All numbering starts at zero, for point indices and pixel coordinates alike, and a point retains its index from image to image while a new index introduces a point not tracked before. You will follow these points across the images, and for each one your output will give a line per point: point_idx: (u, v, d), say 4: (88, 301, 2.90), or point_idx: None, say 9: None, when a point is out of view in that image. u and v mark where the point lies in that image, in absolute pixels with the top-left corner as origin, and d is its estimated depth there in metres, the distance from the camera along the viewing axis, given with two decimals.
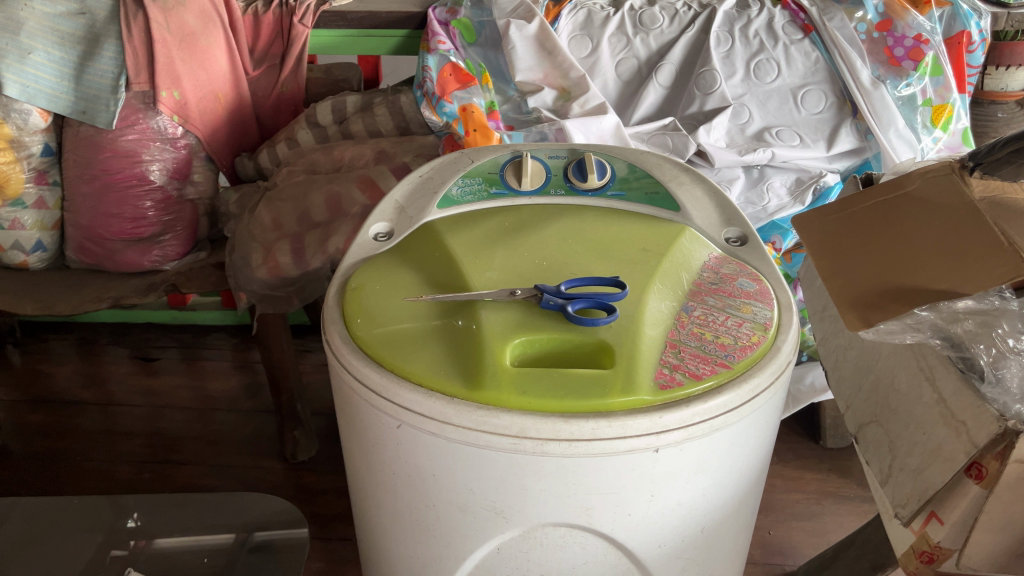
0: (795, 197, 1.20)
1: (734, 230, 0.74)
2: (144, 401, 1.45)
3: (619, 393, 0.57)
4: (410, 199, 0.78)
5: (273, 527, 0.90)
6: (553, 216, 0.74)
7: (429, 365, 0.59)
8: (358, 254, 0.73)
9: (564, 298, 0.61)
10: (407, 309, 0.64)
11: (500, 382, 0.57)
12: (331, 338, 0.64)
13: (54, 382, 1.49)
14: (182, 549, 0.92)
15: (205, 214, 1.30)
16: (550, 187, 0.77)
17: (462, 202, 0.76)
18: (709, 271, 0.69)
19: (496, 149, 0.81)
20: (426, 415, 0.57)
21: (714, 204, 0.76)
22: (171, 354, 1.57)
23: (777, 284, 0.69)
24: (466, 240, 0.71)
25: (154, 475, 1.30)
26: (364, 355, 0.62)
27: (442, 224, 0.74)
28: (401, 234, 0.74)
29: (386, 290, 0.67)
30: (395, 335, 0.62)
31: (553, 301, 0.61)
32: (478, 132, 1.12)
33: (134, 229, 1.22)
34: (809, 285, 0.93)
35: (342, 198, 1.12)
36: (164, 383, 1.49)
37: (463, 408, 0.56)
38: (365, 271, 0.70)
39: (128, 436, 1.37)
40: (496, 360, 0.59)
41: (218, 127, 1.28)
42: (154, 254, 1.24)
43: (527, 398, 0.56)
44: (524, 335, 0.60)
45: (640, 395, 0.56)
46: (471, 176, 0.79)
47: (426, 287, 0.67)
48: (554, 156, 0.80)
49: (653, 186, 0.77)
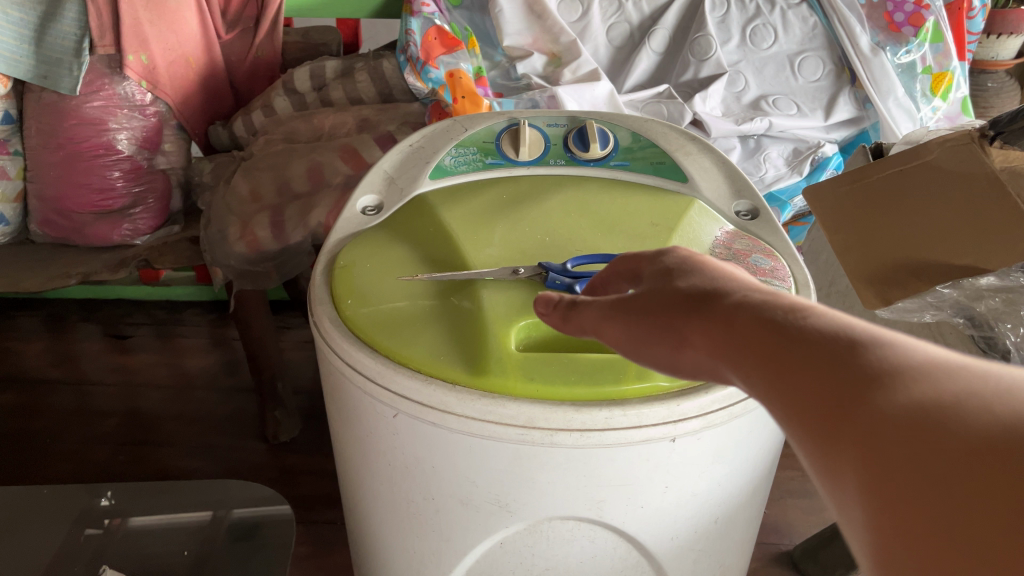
0: (792, 167, 1.15)
1: (744, 203, 0.70)
2: (117, 378, 1.38)
3: (633, 379, 0.53)
4: (400, 169, 0.73)
5: (256, 507, 0.87)
6: (553, 187, 0.70)
7: (427, 349, 0.55)
8: (346, 228, 0.68)
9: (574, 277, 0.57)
10: (401, 289, 0.60)
11: (505, 367, 0.53)
12: (320, 320, 0.59)
13: (21, 361, 1.40)
14: (164, 539, 0.88)
15: (178, 186, 1.24)
16: (549, 157, 0.73)
17: (457, 173, 0.71)
18: (721, 247, 0.65)
19: (491, 115, 0.76)
20: (426, 404, 0.53)
21: (723, 175, 0.72)
22: (145, 331, 1.49)
23: (792, 261, 0.65)
24: (462, 214, 0.67)
25: (130, 458, 1.23)
26: (356, 338, 0.57)
27: (436, 196, 0.70)
28: (391, 208, 0.69)
29: (378, 269, 0.62)
30: (390, 316, 0.58)
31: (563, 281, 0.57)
32: (466, 100, 1.05)
33: (102, 201, 1.16)
34: (816, 258, 0.90)
35: (324, 168, 1.07)
36: (138, 360, 1.42)
37: (467, 397, 0.52)
38: (355, 247, 0.65)
39: (104, 416, 1.30)
40: (500, 345, 0.54)
41: (190, 93, 1.21)
42: (125, 228, 1.17)
43: (535, 385, 0.52)
44: (530, 317, 0.56)
45: (655, 382, 0.52)
46: (465, 145, 0.74)
47: (422, 264, 0.62)
48: (554, 124, 0.75)
49: (658, 156, 0.73)
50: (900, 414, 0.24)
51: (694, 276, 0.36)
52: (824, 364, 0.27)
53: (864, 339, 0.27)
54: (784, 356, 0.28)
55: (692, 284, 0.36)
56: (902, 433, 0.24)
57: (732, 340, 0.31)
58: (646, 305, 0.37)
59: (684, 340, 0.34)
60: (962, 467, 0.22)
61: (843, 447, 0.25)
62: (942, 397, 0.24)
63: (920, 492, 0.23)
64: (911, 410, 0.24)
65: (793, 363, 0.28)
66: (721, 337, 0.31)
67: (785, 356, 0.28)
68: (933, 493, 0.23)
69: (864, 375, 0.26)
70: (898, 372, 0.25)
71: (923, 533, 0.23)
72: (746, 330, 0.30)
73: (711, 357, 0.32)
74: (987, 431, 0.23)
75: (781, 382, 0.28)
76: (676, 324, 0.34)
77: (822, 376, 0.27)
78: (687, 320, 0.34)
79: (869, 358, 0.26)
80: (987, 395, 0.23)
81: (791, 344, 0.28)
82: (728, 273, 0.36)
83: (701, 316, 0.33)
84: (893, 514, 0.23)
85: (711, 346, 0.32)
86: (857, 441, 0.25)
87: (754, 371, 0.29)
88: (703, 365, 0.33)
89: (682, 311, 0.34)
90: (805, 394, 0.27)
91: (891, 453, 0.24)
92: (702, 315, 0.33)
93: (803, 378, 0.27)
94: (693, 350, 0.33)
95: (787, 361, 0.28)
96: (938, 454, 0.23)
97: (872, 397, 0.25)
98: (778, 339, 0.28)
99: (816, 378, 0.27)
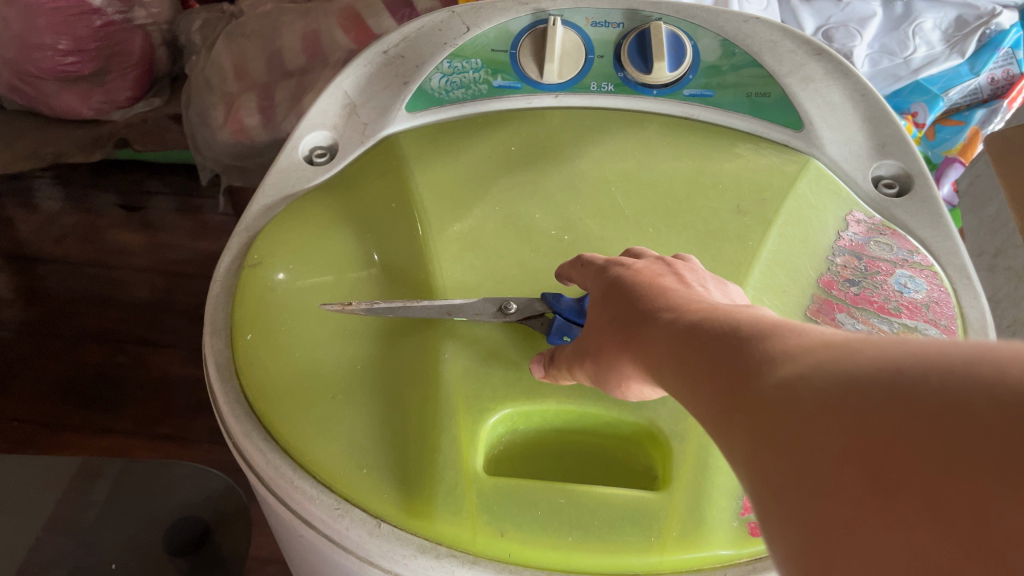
0: (950, 46, 0.82)
1: (887, 166, 0.45)
2: (128, 262, 1.21)
3: (676, 542, 0.31)
4: (366, 91, 0.49)
5: (204, 502, 0.73)
6: (591, 136, 0.46)
7: (344, 445, 0.34)
8: (279, 187, 0.46)
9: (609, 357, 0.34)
10: (325, 322, 0.39)
11: (463, 503, 0.32)
12: (206, 366, 0.39)
13: (18, 232, 1.24)
14: (97, 543, 0.70)
15: (163, 45, 1.01)
16: (588, 79, 0.48)
17: (448, 103, 0.48)
18: (846, 255, 0.41)
19: (508, 3, 0.49)
20: (338, 542, 0.33)
21: (859, 116, 0.46)
22: (161, 203, 1.28)
23: (963, 281, 0.40)
24: (444, 181, 0.44)
25: (128, 359, 1.10)
26: (247, 409, 0.37)
27: (412, 144, 0.47)
28: (345, 157, 0.47)
29: (302, 272, 0.41)
30: (298, 369, 0.37)
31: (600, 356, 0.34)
32: None
33: (70, 67, 0.92)
34: (975, 209, 0.63)
35: (322, 38, 0.83)
36: (156, 237, 1.24)
37: (397, 553, 0.32)
38: (278, 229, 0.43)
39: (103, 307, 1.15)
40: (459, 459, 0.33)
41: None
42: (97, 99, 0.97)
43: (507, 542, 0.31)
44: (512, 407, 0.35)
45: (711, 551, 0.31)
46: (464, 55, 0.48)
47: (369, 273, 0.41)
48: (601, 22, 0.48)
49: (760, 81, 0.47)
50: (772, 399, 0.19)
51: (629, 296, 0.29)
52: (720, 363, 0.22)
53: (748, 326, 0.22)
54: (684, 348, 0.24)
55: (616, 309, 0.29)
56: (776, 414, 0.19)
57: (652, 353, 0.25)
58: (589, 337, 0.30)
59: (632, 371, 0.28)
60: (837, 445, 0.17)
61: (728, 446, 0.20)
62: (815, 365, 0.19)
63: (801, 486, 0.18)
64: (785, 388, 0.19)
65: (699, 362, 0.22)
66: (651, 364, 0.25)
67: (687, 351, 0.23)
68: (815, 494, 0.17)
69: (744, 370, 0.21)
70: (783, 351, 0.20)
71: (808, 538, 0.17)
72: (660, 340, 0.25)
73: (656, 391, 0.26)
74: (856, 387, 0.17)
75: (680, 378, 0.23)
76: (609, 353, 0.29)
77: (711, 371, 0.22)
78: (620, 351, 0.28)
79: (760, 350, 0.21)
80: (868, 355, 0.18)
81: (697, 344, 0.23)
82: (658, 279, 0.30)
83: (629, 336, 0.28)
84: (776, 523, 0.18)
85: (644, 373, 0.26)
86: (739, 433, 0.20)
87: (662, 372, 0.25)
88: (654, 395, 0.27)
89: (610, 333, 0.29)
90: (697, 393, 0.22)
91: (770, 444, 0.19)
92: (634, 344, 0.27)
93: (698, 372, 0.22)
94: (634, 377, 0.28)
95: (686, 353, 0.23)
96: (826, 449, 0.17)
97: (763, 393, 0.20)
98: (688, 340, 0.24)
99: (705, 371, 0.22)
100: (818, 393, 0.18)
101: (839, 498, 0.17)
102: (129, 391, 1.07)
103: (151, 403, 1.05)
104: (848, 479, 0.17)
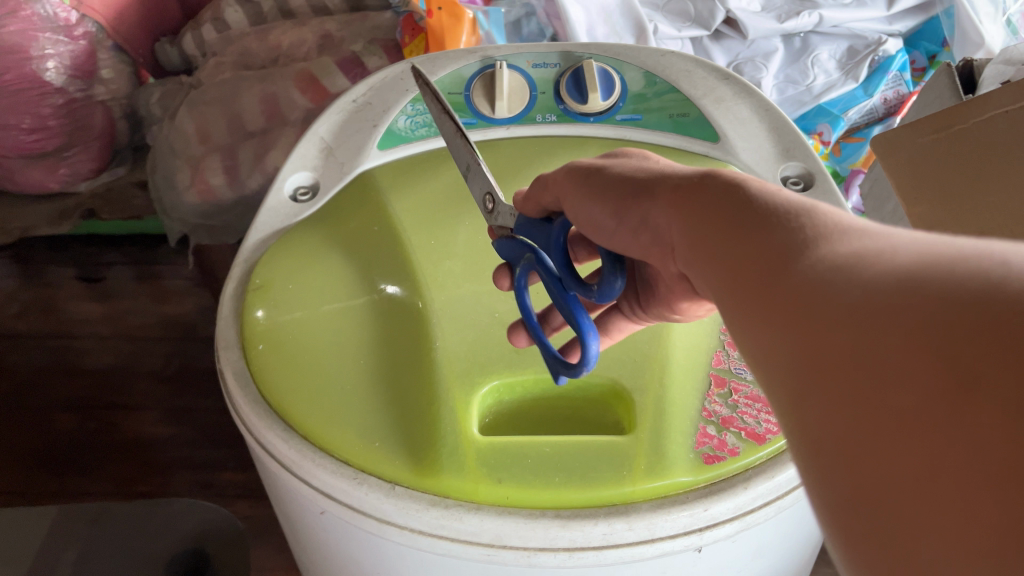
0: (846, 73, 0.91)
1: (793, 167, 0.53)
2: (92, 330, 1.24)
3: (644, 475, 0.37)
4: (339, 136, 0.55)
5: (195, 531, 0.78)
6: (539, 160, 0.54)
7: (358, 426, 0.40)
8: (270, 222, 0.52)
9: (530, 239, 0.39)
10: (331, 331, 0.44)
11: (463, 461, 0.38)
12: (223, 375, 0.44)
13: None
14: None
15: (123, 117, 1.06)
16: (536, 112, 0.56)
17: (414, 140, 0.55)
18: None
19: (458, 53, 0.57)
20: (361, 510, 0.38)
21: (766, 127, 0.54)
22: (120, 272, 1.32)
23: None
24: (418, 204, 0.51)
25: (99, 425, 1.11)
26: (266, 405, 0.42)
27: (386, 176, 0.53)
28: (328, 193, 0.53)
29: (302, 293, 0.47)
30: (308, 370, 0.43)
31: (524, 227, 0.39)
32: (443, 12, 0.81)
33: (34, 143, 0.97)
34: (877, 206, 0.72)
35: (278, 99, 0.89)
36: (115, 305, 1.27)
37: (411, 507, 0.37)
38: (277, 256, 0.49)
39: (72, 377, 1.17)
40: (458, 425, 0.39)
41: (125, 8, 1.00)
42: (63, 172, 1.02)
43: (506, 488, 0.37)
44: (499, 379, 0.41)
45: (674, 478, 0.37)
46: (425, 98, 0.55)
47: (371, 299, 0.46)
48: (540, 64, 0.56)
49: (680, 104, 0.55)
50: (831, 295, 0.20)
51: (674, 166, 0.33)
52: (767, 271, 0.23)
53: (809, 228, 0.24)
54: (728, 238, 0.26)
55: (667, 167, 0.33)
56: (800, 281, 0.22)
57: (692, 218, 0.28)
58: (626, 168, 0.33)
59: (646, 201, 0.31)
60: (878, 318, 0.19)
61: (739, 310, 0.24)
62: (891, 268, 0.20)
63: (800, 334, 0.21)
64: (851, 287, 0.20)
65: (752, 269, 0.24)
66: (690, 220, 0.28)
67: (731, 230, 0.26)
68: (872, 379, 0.18)
69: (781, 250, 0.23)
70: (838, 253, 0.22)
71: (796, 376, 0.20)
72: (702, 212, 0.28)
73: (672, 219, 0.29)
74: (886, 267, 0.20)
75: (724, 284, 0.25)
76: (633, 186, 0.32)
77: (762, 277, 0.23)
78: (662, 184, 0.31)
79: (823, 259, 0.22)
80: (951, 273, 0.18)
81: (744, 250, 0.24)
82: None
83: (665, 183, 0.31)
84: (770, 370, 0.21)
85: (675, 213, 0.29)
86: (755, 301, 0.23)
87: (707, 245, 0.27)
88: (656, 234, 0.30)
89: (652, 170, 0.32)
90: (743, 296, 0.23)
91: (783, 304, 0.22)
92: (677, 191, 0.30)
93: (745, 244, 0.25)
94: (654, 203, 0.30)
95: (735, 266, 0.25)
96: (894, 357, 0.18)
97: (830, 290, 0.20)
98: (735, 240, 0.25)
99: (753, 245, 0.24)
100: (846, 267, 0.21)
101: (855, 353, 0.19)
102: (101, 454, 1.08)
103: (125, 463, 1.07)
104: (918, 373, 0.17)
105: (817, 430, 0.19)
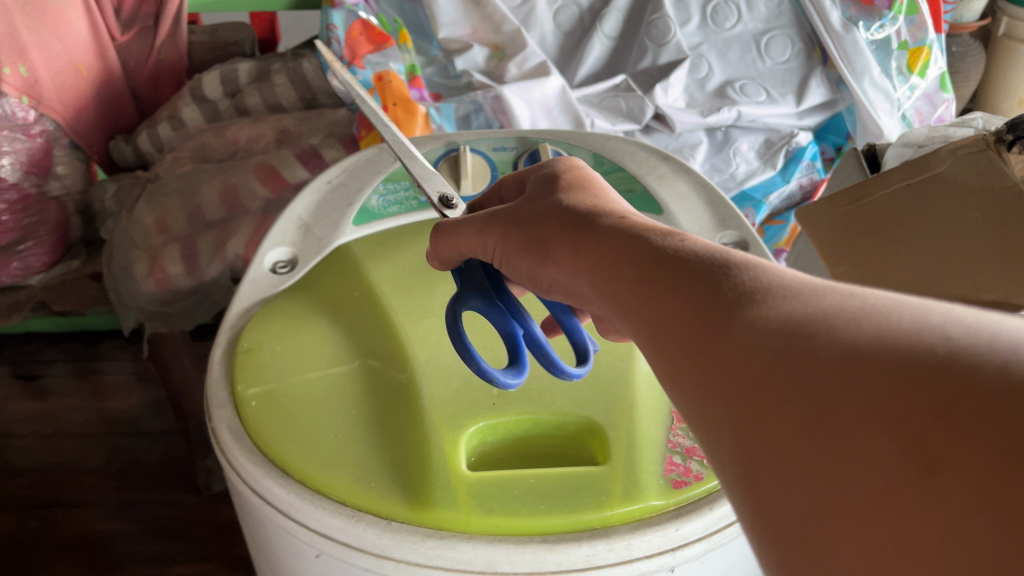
0: (765, 161, 1.00)
1: (729, 235, 0.58)
2: (29, 429, 1.13)
3: (619, 500, 0.41)
4: (316, 213, 0.60)
5: None
6: None
7: (351, 473, 0.43)
8: (253, 293, 0.55)
9: (481, 293, 0.41)
10: (319, 389, 0.47)
11: (454, 497, 0.42)
12: (217, 431, 0.46)
13: None
14: None
15: (75, 213, 1.06)
16: None
17: (386, 215, 0.60)
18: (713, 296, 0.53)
19: (424, 138, 0.65)
20: (355, 547, 0.41)
21: (703, 200, 0.60)
22: (60, 370, 1.21)
23: None
24: (393, 272, 0.55)
25: (42, 523, 1.03)
26: (263, 457, 0.44)
27: (362, 249, 0.58)
28: (308, 264, 0.57)
29: (289, 354, 0.49)
30: (303, 424, 0.45)
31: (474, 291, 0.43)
32: (398, 107, 0.88)
33: None
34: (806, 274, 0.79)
35: (238, 191, 0.96)
36: (48, 404, 1.17)
37: (407, 539, 0.40)
38: (265, 320, 0.52)
39: (11, 475, 1.08)
40: (448, 465, 0.43)
41: (82, 107, 1.03)
42: (14, 267, 1.01)
43: (495, 517, 0.41)
44: (484, 421, 0.46)
45: (645, 501, 0.41)
46: (395, 179, 0.62)
47: (350, 366, 0.49)
48: (500, 148, 0.64)
49: (627, 181, 0.62)
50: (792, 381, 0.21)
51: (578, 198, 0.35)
52: (709, 350, 0.24)
53: (749, 294, 0.24)
54: (651, 311, 0.26)
55: (565, 204, 0.35)
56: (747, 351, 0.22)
57: (595, 276, 0.30)
58: (519, 216, 0.36)
59: (554, 260, 0.33)
60: (839, 401, 0.20)
61: (682, 382, 0.24)
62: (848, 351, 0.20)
63: (756, 411, 0.21)
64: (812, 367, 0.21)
65: (695, 348, 0.24)
66: (601, 272, 0.30)
67: (649, 295, 0.27)
68: (848, 458, 0.19)
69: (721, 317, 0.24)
70: (773, 323, 0.23)
71: (756, 451, 0.21)
72: (610, 253, 0.30)
73: (582, 280, 0.31)
74: (845, 342, 0.21)
75: (660, 350, 0.26)
76: (541, 221, 0.34)
77: (710, 358, 0.24)
78: (562, 237, 0.33)
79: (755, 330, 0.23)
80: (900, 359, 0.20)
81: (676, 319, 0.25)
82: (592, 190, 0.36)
83: (569, 230, 0.33)
84: (719, 446, 0.22)
85: (578, 271, 0.31)
86: (699, 366, 0.24)
87: (621, 300, 0.28)
88: (563, 294, 0.33)
89: (545, 215, 0.35)
90: (686, 381, 0.24)
91: (731, 370, 0.23)
92: (588, 237, 0.31)
93: (665, 300, 0.26)
94: (556, 265, 0.33)
95: (667, 342, 0.25)
96: (853, 443, 0.19)
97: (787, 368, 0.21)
98: (672, 295, 0.26)
99: (674, 303, 0.25)
100: (808, 342, 0.21)
101: (823, 436, 0.20)
102: (48, 554, 1.00)
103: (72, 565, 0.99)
104: (886, 454, 0.18)
105: (786, 496, 0.20)
